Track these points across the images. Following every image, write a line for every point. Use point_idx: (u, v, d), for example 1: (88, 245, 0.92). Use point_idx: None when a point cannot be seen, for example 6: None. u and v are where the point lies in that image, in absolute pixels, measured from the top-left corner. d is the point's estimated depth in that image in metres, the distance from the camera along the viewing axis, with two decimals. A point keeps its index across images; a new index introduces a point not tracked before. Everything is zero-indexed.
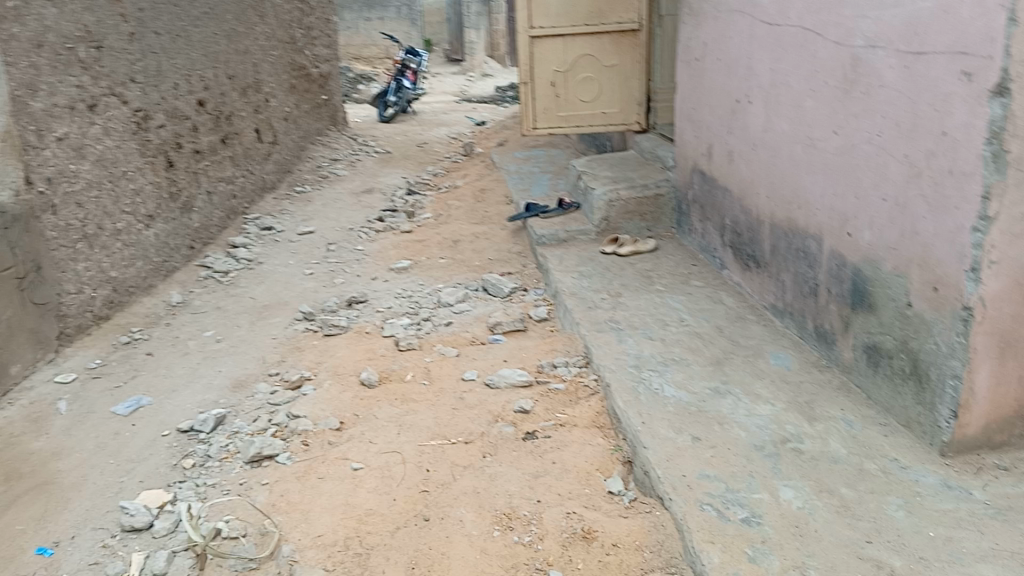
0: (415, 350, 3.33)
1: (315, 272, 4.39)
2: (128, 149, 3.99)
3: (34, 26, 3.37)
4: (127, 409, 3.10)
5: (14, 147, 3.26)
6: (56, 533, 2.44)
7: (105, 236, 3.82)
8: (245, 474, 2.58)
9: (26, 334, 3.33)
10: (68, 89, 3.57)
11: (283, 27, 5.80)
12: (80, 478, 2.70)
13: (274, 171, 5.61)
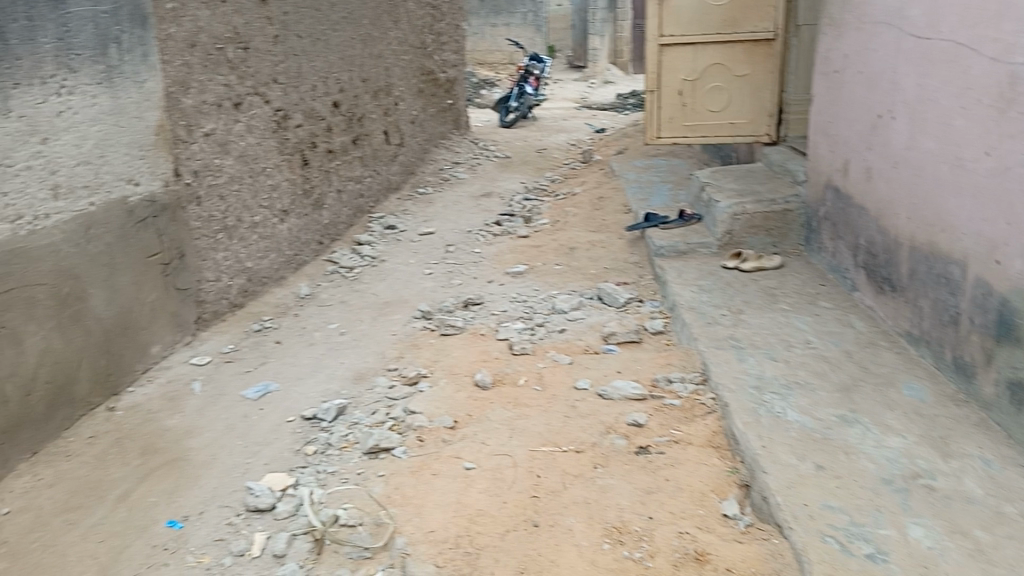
0: (528, 355, 3.34)
1: (434, 272, 4.49)
2: (267, 146, 4.21)
3: (189, 27, 3.59)
4: (256, 394, 3.27)
5: (166, 140, 3.49)
6: (185, 507, 2.59)
7: (243, 228, 4.04)
8: (362, 464, 2.67)
9: (168, 316, 3.56)
10: (216, 87, 3.80)
11: (415, 32, 5.97)
12: (210, 456, 2.86)
13: (399, 172, 5.78)
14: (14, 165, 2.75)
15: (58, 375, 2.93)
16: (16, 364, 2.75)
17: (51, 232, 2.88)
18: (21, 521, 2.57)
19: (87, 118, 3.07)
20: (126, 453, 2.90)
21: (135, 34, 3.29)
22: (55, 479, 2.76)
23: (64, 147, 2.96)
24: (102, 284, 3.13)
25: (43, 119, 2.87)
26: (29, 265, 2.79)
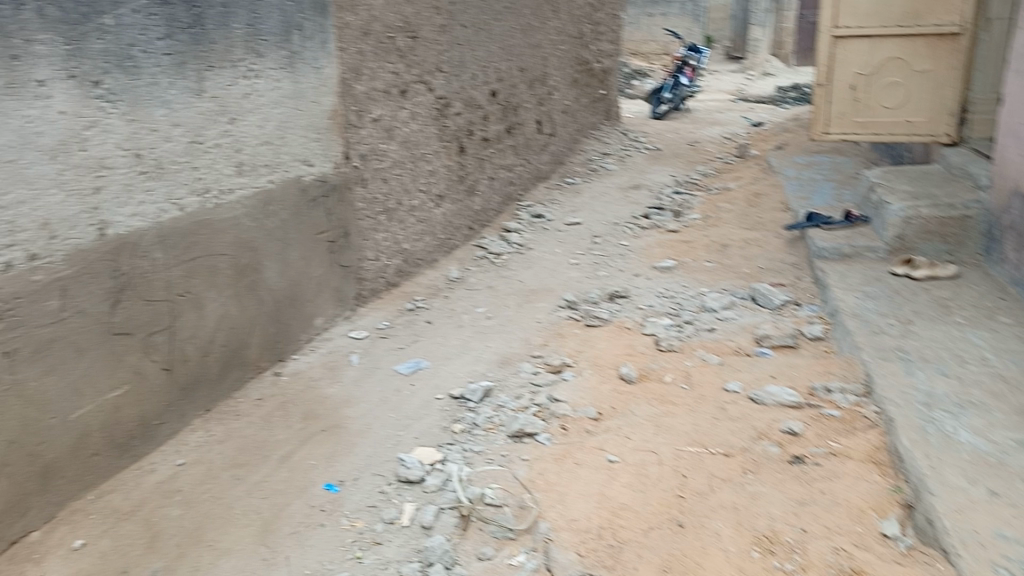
0: (675, 352, 3.29)
1: (580, 263, 4.49)
2: (428, 133, 4.34)
3: (364, 16, 3.77)
4: (408, 369, 3.41)
5: (338, 125, 3.68)
6: (340, 473, 2.74)
7: (402, 211, 4.20)
8: (507, 447, 2.72)
9: (331, 291, 3.76)
10: (385, 74, 3.96)
11: (573, 22, 5.97)
12: (364, 426, 3.01)
13: (549, 162, 5.81)
14: (205, 143, 2.94)
15: (231, 340, 3.16)
16: (198, 327, 2.98)
17: (234, 207, 3.09)
18: (194, 472, 2.77)
19: (269, 101, 3.25)
20: (289, 417, 3.09)
21: (316, 21, 3.46)
22: (225, 436, 2.96)
23: (248, 127, 3.14)
24: (276, 257, 3.36)
25: (232, 100, 3.04)
26: (213, 236, 3.00)
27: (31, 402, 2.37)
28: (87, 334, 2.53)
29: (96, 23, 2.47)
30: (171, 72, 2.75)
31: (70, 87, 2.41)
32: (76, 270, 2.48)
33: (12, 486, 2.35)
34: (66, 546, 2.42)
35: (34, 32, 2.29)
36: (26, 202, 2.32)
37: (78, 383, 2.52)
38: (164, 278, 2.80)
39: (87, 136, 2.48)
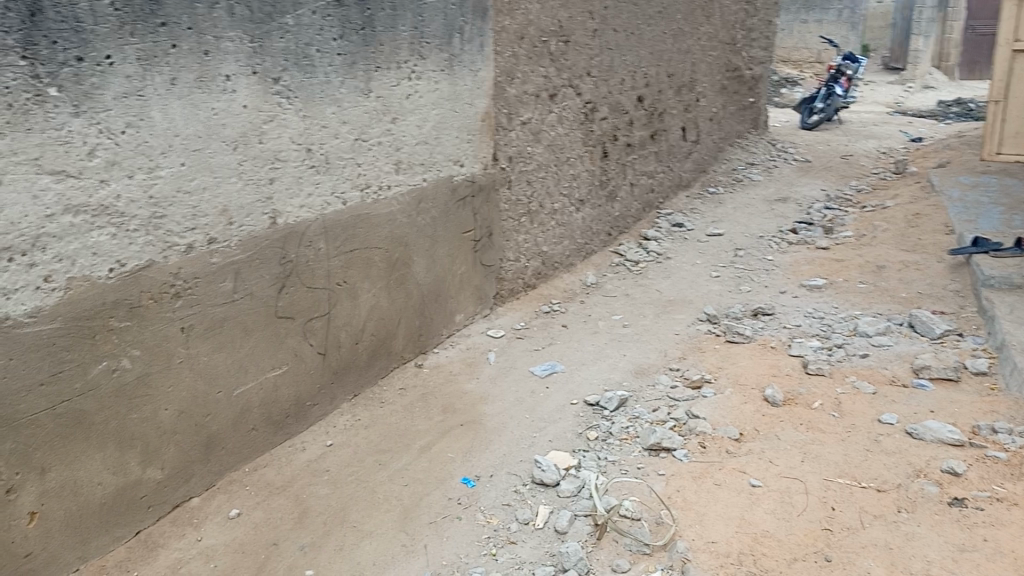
0: (824, 377, 3.15)
1: (721, 276, 4.37)
2: (574, 137, 4.35)
3: (521, 20, 3.81)
4: (544, 371, 3.43)
5: (490, 127, 3.75)
6: (477, 468, 2.79)
7: (543, 214, 4.24)
8: (644, 460, 2.71)
9: (472, 289, 3.84)
10: (537, 78, 4.01)
11: (726, 28, 5.82)
12: (501, 424, 3.06)
13: (691, 170, 5.69)
14: (369, 140, 3.06)
15: (380, 330, 3.29)
16: (351, 316, 3.12)
17: (390, 203, 3.21)
18: (340, 454, 2.90)
19: (428, 102, 3.33)
20: (430, 409, 3.19)
21: (476, 25, 3.51)
22: (370, 422, 3.09)
23: (408, 127, 3.24)
24: (424, 253, 3.46)
25: (395, 100, 3.14)
26: (370, 230, 3.13)
27: (201, 375, 2.54)
28: (254, 315, 2.70)
29: (278, 22, 2.60)
30: (342, 71, 2.87)
31: (253, 82, 2.55)
32: (249, 255, 2.64)
33: (179, 453, 2.53)
34: (222, 514, 2.57)
35: (223, 30, 2.43)
36: (209, 188, 2.48)
37: (243, 362, 2.69)
38: (324, 267, 2.94)
39: (265, 130, 2.62)
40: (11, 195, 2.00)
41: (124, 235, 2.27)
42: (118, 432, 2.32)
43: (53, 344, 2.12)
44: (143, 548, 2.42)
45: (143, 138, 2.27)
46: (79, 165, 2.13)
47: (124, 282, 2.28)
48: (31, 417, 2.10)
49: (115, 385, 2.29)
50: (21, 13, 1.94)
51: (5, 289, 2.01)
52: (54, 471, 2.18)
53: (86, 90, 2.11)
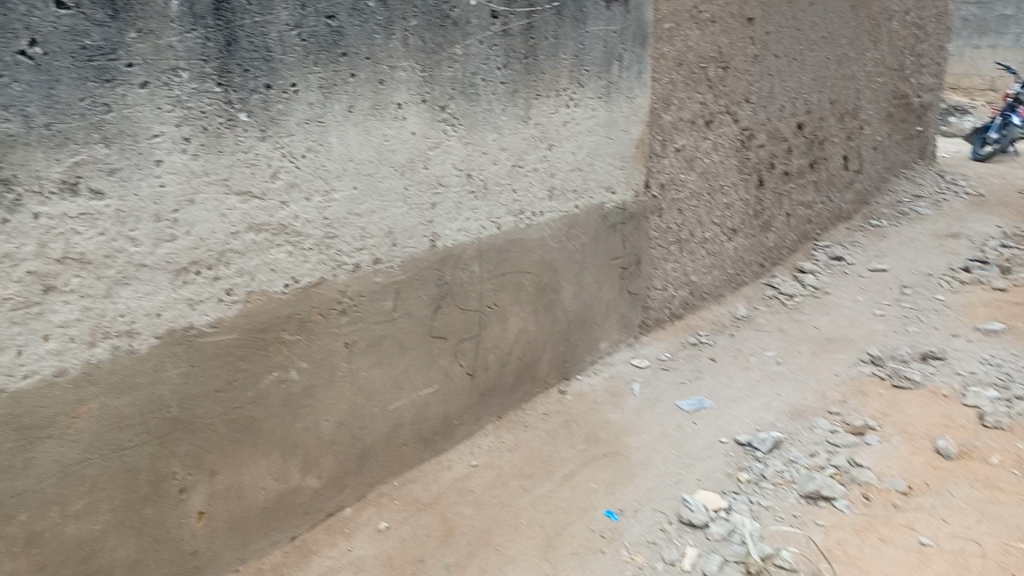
0: (1004, 431, 2.88)
1: (885, 315, 4.10)
2: (730, 164, 4.23)
3: (680, 47, 3.76)
4: (691, 406, 3.33)
5: (644, 153, 3.70)
6: (621, 501, 2.73)
7: (694, 242, 4.13)
8: (800, 507, 2.56)
9: (618, 317, 3.79)
10: (694, 105, 3.93)
11: (895, 53, 5.51)
12: (646, 457, 2.99)
13: (851, 201, 5.40)
14: (526, 166, 3.09)
15: (526, 354, 3.30)
16: (499, 338, 3.15)
17: (542, 228, 3.23)
18: (485, 476, 2.92)
19: (584, 129, 3.33)
20: (573, 436, 3.16)
21: (635, 52, 3.49)
22: (514, 445, 3.10)
23: (564, 154, 3.25)
24: (573, 279, 3.45)
25: (552, 127, 3.16)
26: (523, 254, 3.16)
27: (359, 390, 2.64)
28: (410, 334, 2.77)
29: (448, 53, 2.68)
30: (504, 99, 2.92)
31: (422, 110, 2.64)
32: (409, 276, 2.73)
33: (335, 464, 2.63)
34: (372, 527, 2.64)
35: (397, 60, 2.53)
36: (377, 211, 2.59)
37: (398, 378, 2.77)
38: (477, 289, 2.99)
39: (430, 156, 2.71)
40: (201, 213, 2.15)
41: (299, 254, 2.39)
42: (282, 440, 2.44)
43: (231, 353, 2.26)
44: (298, 554, 2.51)
45: (321, 162, 2.39)
46: (262, 187, 2.27)
47: (296, 298, 2.40)
48: (207, 420, 2.24)
49: (282, 395, 2.41)
50: (219, 43, 2.09)
51: (191, 299, 2.16)
52: (223, 473, 2.31)
53: (272, 116, 2.25)
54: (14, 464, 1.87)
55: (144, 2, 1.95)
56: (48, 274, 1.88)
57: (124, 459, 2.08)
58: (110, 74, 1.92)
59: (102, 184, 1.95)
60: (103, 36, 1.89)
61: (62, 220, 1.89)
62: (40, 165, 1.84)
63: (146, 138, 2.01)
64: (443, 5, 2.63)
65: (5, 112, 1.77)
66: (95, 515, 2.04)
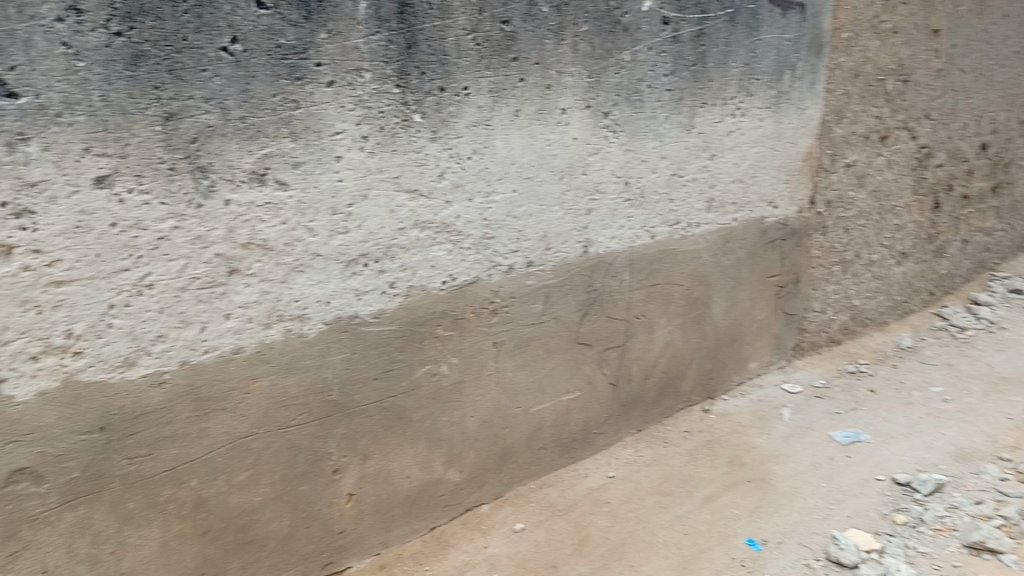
0: None
1: None
2: (904, 183, 3.96)
3: (857, 57, 3.57)
4: (845, 439, 3.14)
5: (811, 168, 3.53)
6: (765, 531, 2.62)
7: (859, 264, 3.91)
8: (962, 558, 2.36)
9: (772, 338, 3.64)
10: (868, 119, 3.72)
11: None
12: (793, 488, 2.85)
13: None
14: (686, 176, 3.02)
15: (672, 368, 3.23)
16: (646, 349, 3.09)
17: (699, 239, 3.14)
18: (622, 488, 2.88)
19: (750, 139, 3.22)
20: (715, 458, 3.06)
21: (809, 62, 3.33)
22: (654, 460, 3.04)
23: (726, 165, 3.15)
24: (726, 295, 3.33)
25: (716, 137, 3.07)
26: (675, 266, 3.09)
27: (505, 390, 2.67)
28: (557, 338, 2.78)
29: (616, 58, 2.66)
30: (669, 106, 2.87)
31: (586, 115, 2.64)
32: (560, 280, 2.73)
33: (477, 460, 2.67)
34: (508, 526, 2.67)
35: (566, 65, 2.54)
36: (535, 214, 2.61)
37: (542, 381, 2.78)
38: (627, 298, 2.96)
39: (590, 161, 2.70)
40: (372, 208, 2.25)
41: (458, 252, 2.45)
42: (429, 432, 2.51)
43: (389, 344, 2.35)
44: (436, 544, 2.57)
45: (485, 164, 2.44)
46: (429, 186, 2.34)
47: (453, 295, 2.46)
48: (363, 406, 2.33)
49: (432, 388, 2.48)
50: (400, 46, 2.18)
51: (358, 290, 2.26)
52: (374, 459, 2.40)
53: (444, 117, 2.31)
54: (190, 431, 2.02)
55: (335, 5, 2.05)
56: (234, 257, 2.02)
57: (287, 436, 2.19)
58: (300, 72, 2.03)
59: (287, 176, 2.07)
60: (296, 35, 2.01)
61: (249, 208, 2.02)
62: (234, 155, 1.97)
63: (329, 135, 2.12)
64: (615, 10, 2.61)
65: (206, 104, 1.91)
66: (257, 486, 2.17)
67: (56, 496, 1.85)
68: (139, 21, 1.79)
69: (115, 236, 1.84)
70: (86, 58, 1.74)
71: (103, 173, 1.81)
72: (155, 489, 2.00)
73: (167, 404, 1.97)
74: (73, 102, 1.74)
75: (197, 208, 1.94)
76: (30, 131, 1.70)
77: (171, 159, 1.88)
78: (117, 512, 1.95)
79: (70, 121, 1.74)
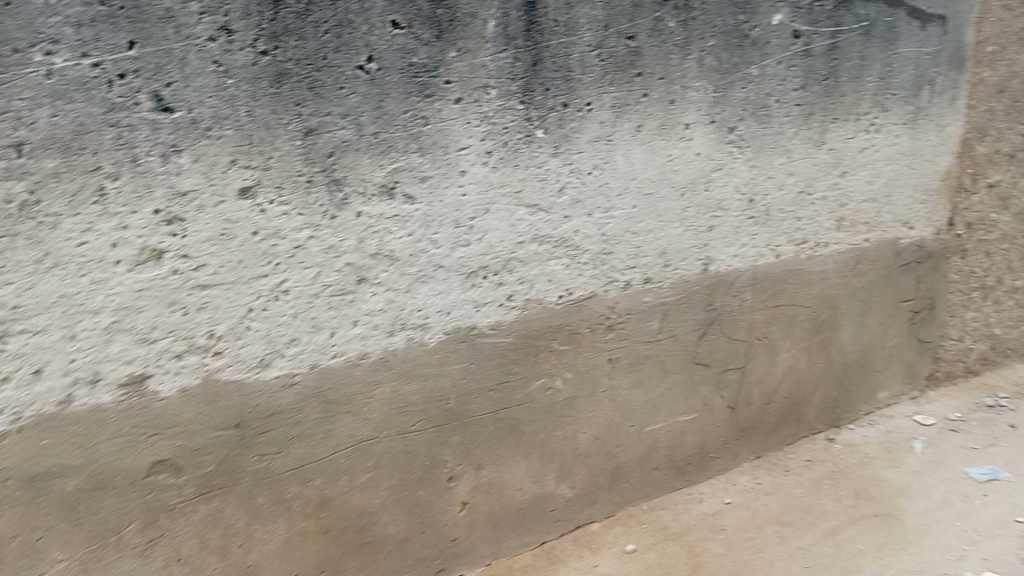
0: None
1: None
2: None
3: (1003, 71, 3.35)
4: (983, 476, 2.95)
5: (950, 187, 3.34)
6: (892, 569, 2.48)
7: (1000, 291, 3.63)
8: None
9: (903, 365, 3.44)
10: (1014, 136, 3.48)
11: None
12: (924, 525, 2.68)
13: None
14: (814, 194, 2.91)
15: (794, 393, 3.10)
16: (767, 373, 2.99)
17: (826, 260, 3.02)
18: (739, 516, 2.78)
19: (884, 157, 3.07)
20: (839, 490, 2.92)
21: (950, 76, 3.16)
22: (772, 488, 2.93)
23: (858, 183, 3.02)
24: (855, 318, 3.18)
25: (848, 154, 2.95)
26: (801, 287, 2.98)
27: (619, 407, 2.64)
28: (674, 357, 2.73)
29: (743, 73, 2.61)
30: (798, 121, 2.78)
31: (710, 131, 2.59)
32: (679, 298, 2.68)
33: (589, 476, 2.65)
34: (619, 546, 2.63)
35: (691, 80, 2.51)
36: (654, 230, 2.58)
37: (657, 401, 2.73)
38: (749, 319, 2.87)
39: (713, 177, 2.65)
40: (494, 222, 2.28)
41: (576, 267, 2.45)
42: (542, 445, 2.52)
43: (505, 356, 2.37)
44: (547, 559, 2.57)
45: (605, 179, 2.44)
46: (549, 201, 2.36)
47: (569, 310, 2.46)
48: (478, 416, 2.36)
49: (546, 401, 2.48)
50: (526, 63, 2.21)
51: (477, 302, 2.30)
52: (487, 469, 2.43)
53: (567, 133, 2.33)
54: (316, 433, 2.10)
55: (465, 24, 2.11)
56: (362, 266, 2.10)
57: (406, 442, 2.25)
58: (430, 89, 2.10)
59: (414, 189, 2.14)
60: (428, 54, 2.08)
61: (379, 219, 2.10)
62: (366, 169, 2.06)
63: (455, 150, 2.17)
64: (744, 24, 2.57)
65: (342, 120, 2.00)
66: (376, 489, 2.24)
67: (192, 487, 1.97)
68: (283, 40, 1.90)
69: (255, 244, 1.96)
70: (234, 76, 1.86)
71: (247, 184, 1.92)
72: (282, 487, 2.09)
73: (296, 405, 2.07)
74: (221, 117, 1.86)
75: (330, 220, 2.03)
76: (183, 144, 1.83)
77: (308, 173, 1.98)
78: (246, 507, 2.05)
79: (219, 135, 1.86)
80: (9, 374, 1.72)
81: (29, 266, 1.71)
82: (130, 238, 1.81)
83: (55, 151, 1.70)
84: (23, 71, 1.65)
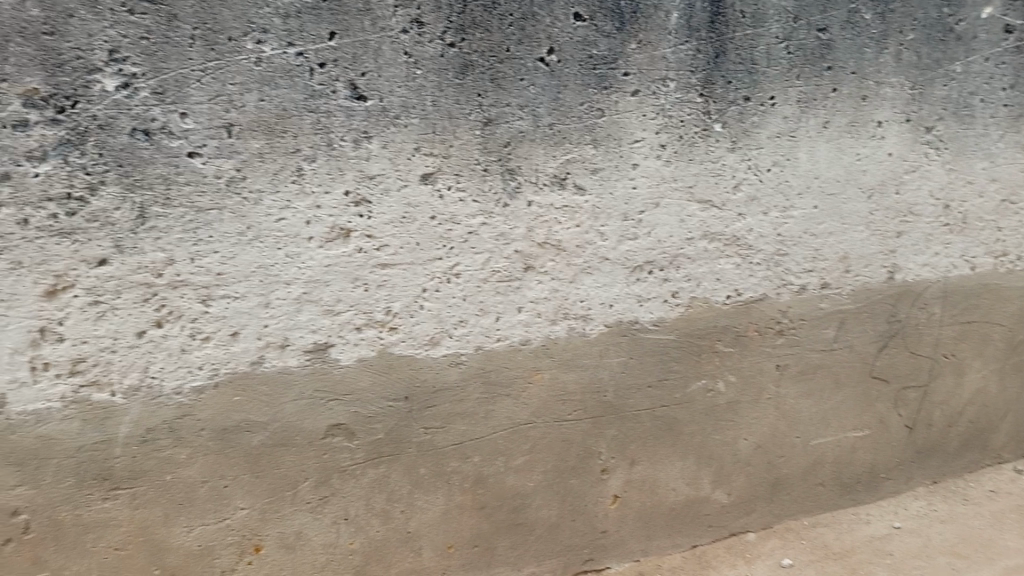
0: None
1: None
2: None
3: None
4: None
5: None
6: None
7: None
8: None
9: None
10: None
11: None
12: None
13: None
14: (1019, 202, 2.66)
15: (982, 418, 2.85)
16: (953, 393, 2.76)
17: None
18: (908, 543, 2.62)
19: None
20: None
21: None
22: (948, 518, 2.72)
23: None
24: None
25: None
26: (997, 303, 2.73)
27: (784, 416, 2.54)
28: (848, 368, 2.58)
29: (946, 69, 2.43)
30: (1006, 123, 2.55)
31: (904, 129, 2.43)
32: (858, 307, 2.53)
33: (747, 484, 2.57)
34: (775, 559, 2.54)
35: (886, 75, 2.37)
36: (834, 233, 2.45)
37: (827, 413, 2.60)
38: (935, 334, 2.67)
39: (905, 180, 2.48)
40: (664, 217, 2.26)
41: (747, 267, 2.37)
42: (700, 447, 2.47)
43: (667, 353, 2.34)
44: (696, 563, 2.52)
45: (784, 177, 2.34)
46: (723, 198, 2.30)
47: (737, 311, 2.39)
48: (635, 412, 2.35)
49: (707, 404, 2.43)
50: (708, 55, 2.17)
51: (641, 296, 2.28)
52: (642, 465, 2.41)
53: (746, 128, 2.26)
54: (477, 411, 2.18)
55: (647, 16, 2.11)
56: (531, 254, 2.15)
57: (563, 429, 2.28)
58: (608, 82, 2.11)
59: (586, 181, 2.16)
60: (608, 46, 2.09)
61: (549, 209, 2.14)
62: (540, 160, 2.10)
63: (629, 143, 2.17)
64: (948, 17, 2.39)
65: (520, 111, 2.05)
66: (531, 473, 2.28)
67: (363, 453, 2.09)
68: (470, 33, 1.97)
69: (433, 228, 2.05)
70: (423, 66, 1.95)
71: (428, 171, 2.01)
72: (443, 460, 2.18)
73: (461, 383, 2.15)
74: (409, 106, 1.96)
75: (503, 208, 2.09)
76: (373, 131, 1.94)
77: (485, 161, 2.05)
78: (410, 476, 2.16)
79: (405, 123, 1.96)
80: (210, 334, 1.90)
81: (234, 237, 1.88)
82: (322, 217, 1.95)
83: (261, 132, 1.86)
84: (237, 58, 1.82)
